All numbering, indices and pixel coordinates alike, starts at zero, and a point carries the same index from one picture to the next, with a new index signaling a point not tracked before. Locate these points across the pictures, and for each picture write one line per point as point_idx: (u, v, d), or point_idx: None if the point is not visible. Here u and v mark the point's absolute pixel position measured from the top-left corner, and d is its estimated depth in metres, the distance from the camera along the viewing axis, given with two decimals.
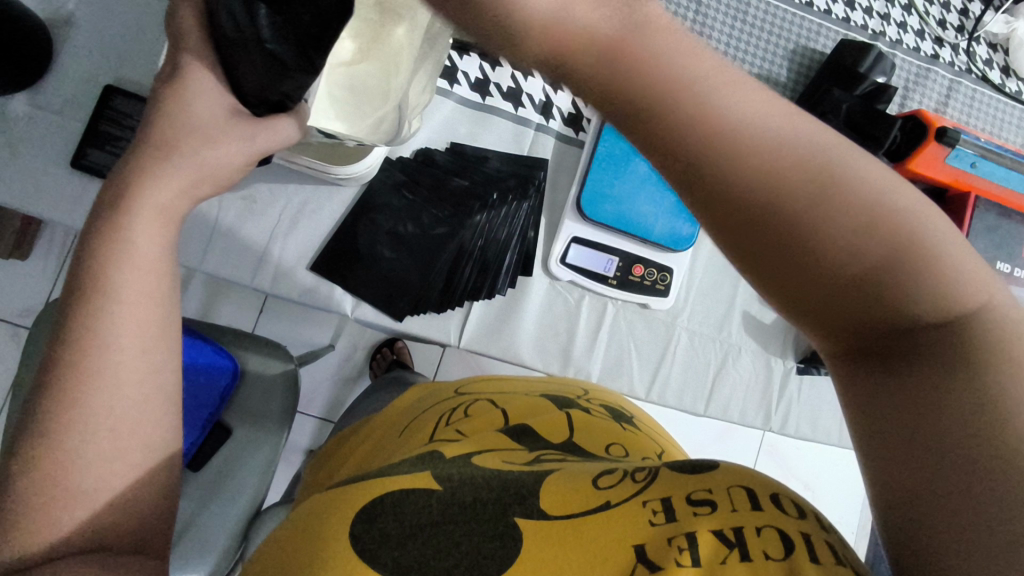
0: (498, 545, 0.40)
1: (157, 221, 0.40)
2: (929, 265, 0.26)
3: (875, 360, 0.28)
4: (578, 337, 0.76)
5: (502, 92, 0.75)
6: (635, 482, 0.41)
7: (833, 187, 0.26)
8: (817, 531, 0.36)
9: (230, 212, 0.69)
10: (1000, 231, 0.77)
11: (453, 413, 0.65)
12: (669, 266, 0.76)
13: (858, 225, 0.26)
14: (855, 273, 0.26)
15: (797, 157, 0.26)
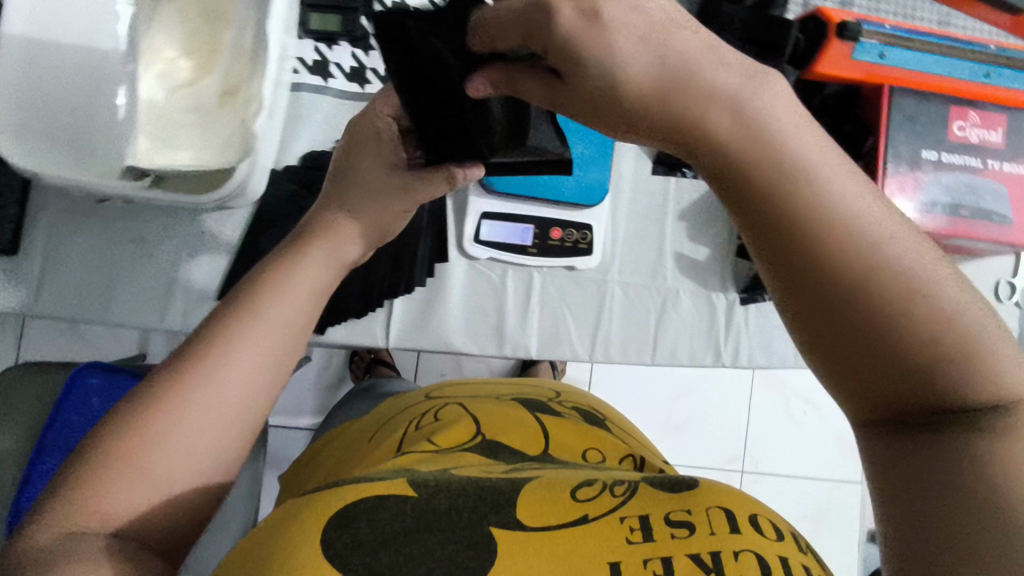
0: (474, 554, 0.38)
1: (298, 294, 0.44)
2: (977, 370, 0.29)
3: (905, 448, 0.29)
4: (509, 313, 0.74)
5: (380, 76, 0.72)
6: (614, 497, 0.43)
7: (905, 297, 0.28)
8: (788, 554, 0.40)
9: (124, 257, 0.67)
10: (921, 118, 0.72)
11: (422, 420, 0.67)
12: (587, 223, 0.74)
13: (925, 334, 0.28)
14: (913, 371, 0.28)
15: (883, 260, 0.28)
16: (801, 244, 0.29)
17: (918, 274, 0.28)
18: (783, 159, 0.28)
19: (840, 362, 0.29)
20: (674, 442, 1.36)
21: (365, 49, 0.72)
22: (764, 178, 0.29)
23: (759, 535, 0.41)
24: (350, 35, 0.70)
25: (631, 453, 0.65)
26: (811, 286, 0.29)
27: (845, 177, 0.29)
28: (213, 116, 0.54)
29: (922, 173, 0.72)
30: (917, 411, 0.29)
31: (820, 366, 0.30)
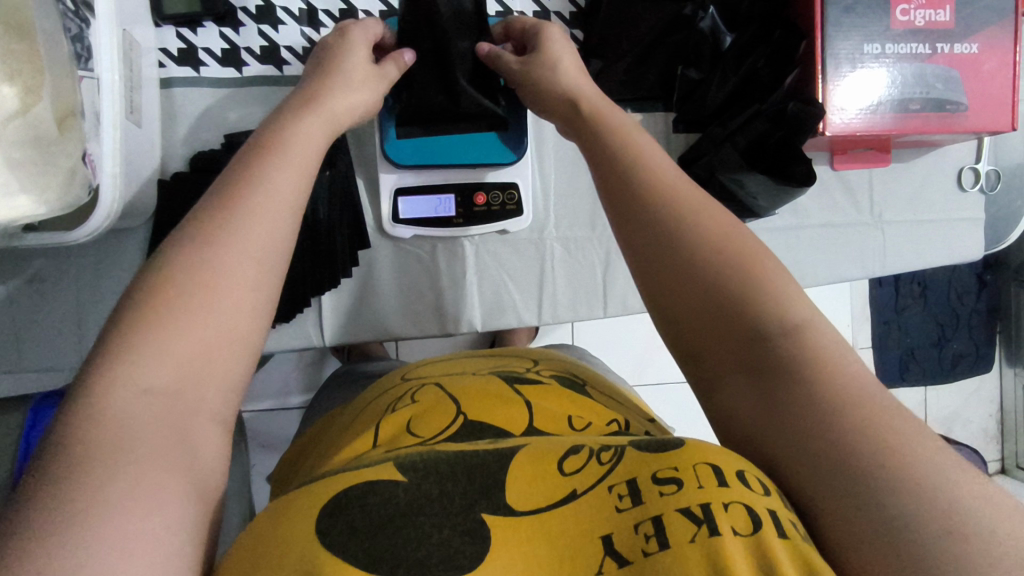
0: (467, 541, 0.33)
1: (263, 231, 0.36)
2: (768, 292, 0.36)
3: (733, 368, 0.36)
4: (445, 287, 0.71)
5: (257, 56, 0.65)
6: (602, 464, 0.36)
7: (697, 239, 0.39)
8: (785, 509, 0.32)
9: (24, 303, 0.63)
10: (860, 8, 0.65)
11: (401, 399, 0.59)
12: (512, 180, 0.69)
13: (721, 265, 0.38)
14: (717, 295, 0.37)
15: (681, 213, 0.40)
16: (633, 197, 0.42)
17: (708, 226, 0.39)
18: (623, 152, 0.44)
19: (671, 301, 0.39)
20: (664, 359, 1.35)
21: (233, 27, 0.64)
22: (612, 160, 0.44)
23: (746, 485, 0.33)
24: (214, 14, 0.62)
25: (620, 419, 0.56)
26: (641, 233, 0.41)
27: (670, 171, 0.43)
28: (56, 146, 0.46)
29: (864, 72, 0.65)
30: (735, 339, 0.36)
31: (659, 311, 0.39)
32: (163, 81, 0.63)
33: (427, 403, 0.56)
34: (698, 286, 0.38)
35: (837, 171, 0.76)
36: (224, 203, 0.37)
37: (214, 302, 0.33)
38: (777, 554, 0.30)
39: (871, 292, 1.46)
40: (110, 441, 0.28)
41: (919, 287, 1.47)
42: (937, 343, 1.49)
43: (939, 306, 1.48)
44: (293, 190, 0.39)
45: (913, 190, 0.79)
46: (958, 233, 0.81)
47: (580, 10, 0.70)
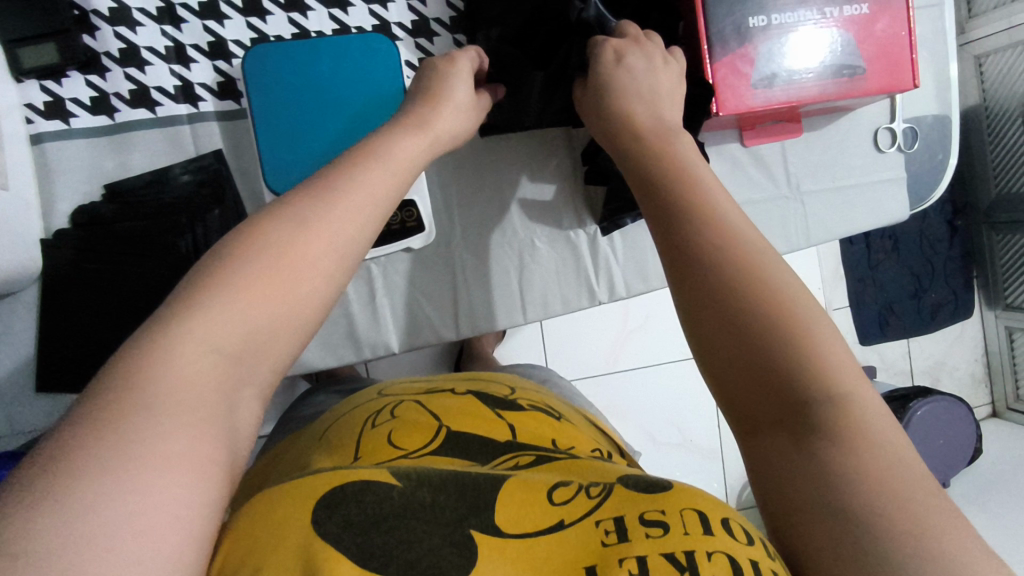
0: (454, 552, 0.32)
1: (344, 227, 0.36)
2: (816, 352, 0.35)
3: (770, 423, 0.35)
4: (357, 313, 0.67)
5: (127, 100, 0.61)
6: (591, 498, 0.37)
7: (747, 286, 0.37)
8: (769, 560, 0.33)
9: None
10: None
11: (379, 412, 0.57)
12: (410, 198, 0.63)
13: (769, 316, 0.36)
14: (763, 343, 0.36)
15: (737, 253, 0.39)
16: (681, 223, 0.41)
17: (761, 275, 0.38)
18: (677, 177, 0.43)
19: (713, 339, 0.37)
20: (635, 346, 1.32)
21: (99, 73, 0.61)
22: (664, 182, 0.43)
23: (731, 535, 0.34)
24: (75, 62, 0.59)
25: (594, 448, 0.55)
26: (687, 264, 0.39)
27: (726, 204, 0.42)
28: None
29: (752, 47, 0.62)
30: (777, 395, 0.35)
31: (697, 346, 0.38)
32: (32, 137, 0.59)
33: (410, 417, 0.55)
34: (741, 331, 0.36)
35: (748, 147, 0.73)
36: (310, 202, 0.36)
37: (286, 274, 0.33)
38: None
39: (842, 251, 1.43)
40: (150, 400, 0.27)
41: (890, 242, 1.45)
42: (915, 295, 1.46)
43: (913, 258, 1.46)
44: (369, 201, 0.38)
45: (829, 156, 0.77)
46: (884, 192, 0.79)
47: (459, 12, 0.66)
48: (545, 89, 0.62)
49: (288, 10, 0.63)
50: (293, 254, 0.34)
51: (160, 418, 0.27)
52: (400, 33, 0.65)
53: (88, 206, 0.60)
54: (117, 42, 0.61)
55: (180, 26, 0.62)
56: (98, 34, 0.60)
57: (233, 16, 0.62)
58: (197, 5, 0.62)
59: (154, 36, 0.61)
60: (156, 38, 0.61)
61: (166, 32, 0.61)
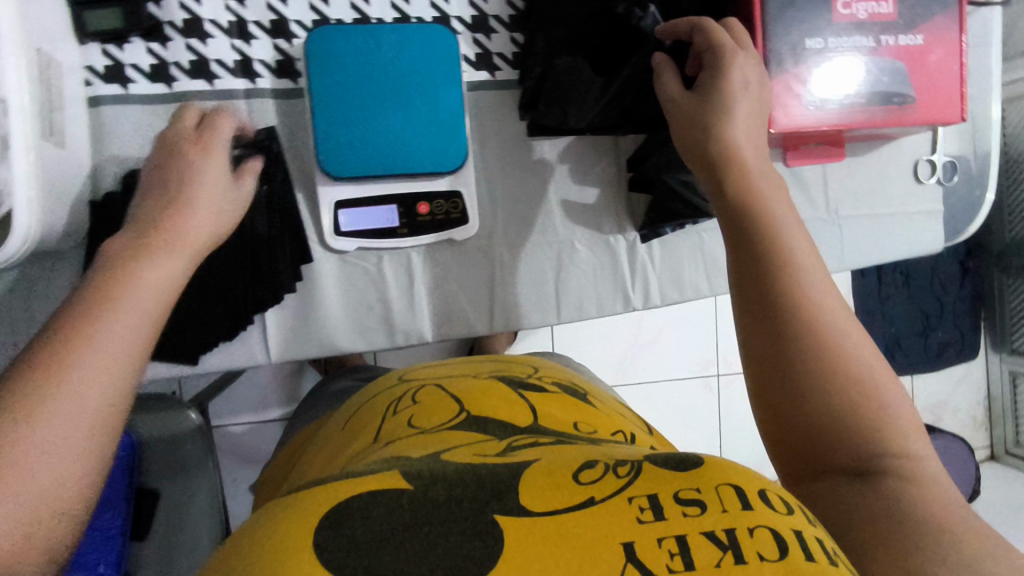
0: (477, 545, 0.31)
1: (143, 294, 0.41)
2: (877, 407, 0.39)
3: (819, 459, 0.39)
4: (393, 299, 0.69)
5: (187, 70, 0.63)
6: (619, 476, 0.35)
7: (824, 336, 0.40)
8: (813, 528, 0.34)
9: None
10: (798, 4, 0.64)
11: (399, 401, 0.58)
12: (455, 189, 0.68)
13: (821, 373, 0.39)
14: (797, 399, 0.40)
15: (822, 306, 0.42)
16: (785, 259, 0.43)
17: (834, 330, 0.41)
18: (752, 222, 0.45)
19: (767, 381, 0.41)
20: (638, 359, 1.33)
21: (161, 41, 0.63)
22: (746, 231, 0.45)
23: (770, 507, 0.34)
24: (137, 30, 0.60)
25: (625, 429, 0.55)
26: (768, 306, 0.42)
27: (804, 253, 0.44)
28: None
29: (805, 67, 0.65)
30: (835, 436, 0.38)
31: (756, 379, 0.42)
32: (91, 100, 0.62)
33: (428, 407, 0.56)
34: (797, 379, 0.40)
35: (790, 167, 0.75)
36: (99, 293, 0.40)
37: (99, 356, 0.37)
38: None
39: (853, 284, 1.44)
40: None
41: (901, 277, 1.45)
42: (922, 333, 1.47)
43: (923, 296, 1.47)
44: (160, 291, 0.42)
45: (870, 184, 0.78)
46: (917, 223, 0.80)
47: (519, 12, 0.68)
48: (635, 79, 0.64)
49: None
50: (111, 331, 0.38)
51: (14, 492, 0.32)
52: (458, 27, 0.67)
53: (133, 171, 0.62)
54: (181, 13, 0.62)
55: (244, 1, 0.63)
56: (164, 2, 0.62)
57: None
58: None
59: (216, 10, 0.63)
60: (219, 13, 0.63)
61: (229, 7, 0.63)
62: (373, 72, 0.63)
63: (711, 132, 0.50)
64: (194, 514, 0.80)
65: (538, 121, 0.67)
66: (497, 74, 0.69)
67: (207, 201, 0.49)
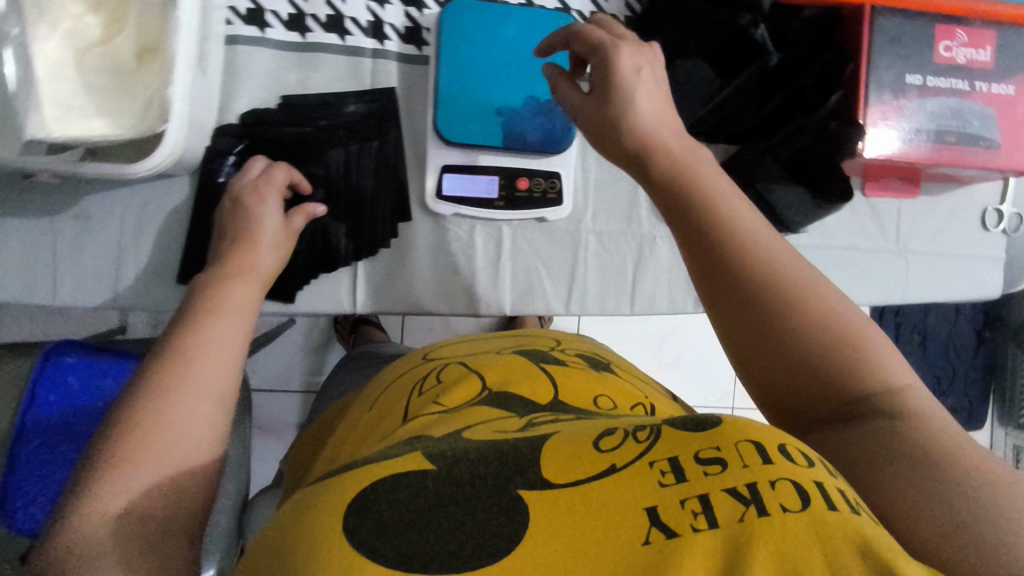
0: (506, 521, 0.33)
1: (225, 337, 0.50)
2: (849, 344, 0.41)
3: (819, 405, 0.41)
4: (481, 268, 0.72)
5: (322, 24, 0.67)
6: (640, 442, 0.36)
7: (777, 291, 0.42)
8: (832, 480, 0.33)
9: (68, 238, 0.64)
10: (904, 40, 0.67)
11: (427, 381, 0.59)
12: (555, 170, 0.71)
13: (789, 324, 0.42)
14: (776, 349, 0.42)
15: (765, 262, 0.43)
16: (725, 222, 0.45)
17: (782, 283, 0.43)
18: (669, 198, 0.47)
19: (744, 344, 0.43)
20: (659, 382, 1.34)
21: None
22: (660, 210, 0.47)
23: (792, 461, 0.33)
24: None
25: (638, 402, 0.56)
26: (720, 274, 0.44)
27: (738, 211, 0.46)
28: (133, 77, 0.50)
29: (906, 100, 0.68)
30: (824, 384, 0.41)
31: (733, 348, 0.44)
32: (228, 38, 0.65)
33: (455, 382, 0.56)
34: (769, 335, 0.42)
35: (867, 197, 0.79)
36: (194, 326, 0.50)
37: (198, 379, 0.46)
38: (832, 529, 0.30)
39: None
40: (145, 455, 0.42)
41: (918, 336, 1.48)
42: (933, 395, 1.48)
43: (937, 359, 1.49)
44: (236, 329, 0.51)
45: (938, 223, 0.82)
46: (979, 269, 0.83)
47: (636, 14, 0.71)
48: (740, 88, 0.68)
49: None
50: (200, 372, 0.47)
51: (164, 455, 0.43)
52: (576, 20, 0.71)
53: (257, 111, 0.65)
54: None
55: None
56: None
57: None
58: None
59: None
60: None
61: None
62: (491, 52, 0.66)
63: (619, 126, 0.48)
64: (237, 457, 0.81)
65: None
66: None
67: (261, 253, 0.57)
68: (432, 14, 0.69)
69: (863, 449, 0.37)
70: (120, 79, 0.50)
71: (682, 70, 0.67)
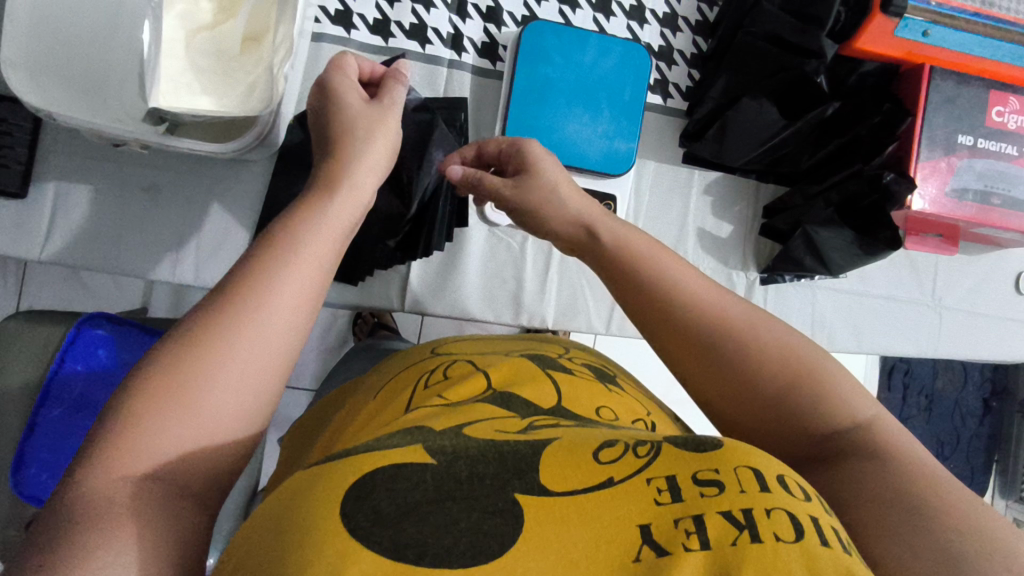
0: (499, 522, 0.31)
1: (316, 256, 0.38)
2: (816, 383, 0.41)
3: (795, 446, 0.41)
4: (528, 280, 0.74)
5: (405, 30, 0.70)
6: (639, 457, 0.34)
7: (732, 341, 0.42)
8: (826, 517, 0.31)
9: (137, 209, 0.66)
10: (960, 101, 0.69)
11: (432, 374, 0.52)
12: (611, 193, 0.73)
13: (749, 370, 0.41)
14: (745, 392, 0.42)
15: (713, 315, 0.43)
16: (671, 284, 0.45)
17: (741, 327, 0.43)
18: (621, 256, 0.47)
19: (716, 389, 0.43)
20: None
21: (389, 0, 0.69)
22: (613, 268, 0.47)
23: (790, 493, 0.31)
24: None
25: (648, 416, 0.49)
26: (674, 330, 0.44)
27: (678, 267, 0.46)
28: (235, 64, 0.56)
29: (956, 159, 0.70)
30: (793, 424, 0.40)
31: (707, 395, 0.44)
32: (315, 34, 0.68)
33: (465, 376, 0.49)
34: (738, 379, 0.42)
35: (907, 249, 0.79)
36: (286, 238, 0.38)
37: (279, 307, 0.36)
38: (825, 565, 0.28)
39: (881, 397, 1.45)
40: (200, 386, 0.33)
41: (926, 399, 1.47)
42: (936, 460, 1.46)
43: (942, 424, 1.48)
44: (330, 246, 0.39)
45: (973, 282, 0.83)
46: (1008, 331, 0.85)
47: (700, 52, 0.77)
48: (798, 132, 0.71)
49: (561, 2, 0.73)
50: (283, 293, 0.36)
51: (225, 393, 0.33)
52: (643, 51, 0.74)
53: None
54: None
55: None
56: None
57: None
58: None
59: None
60: None
61: None
62: (568, 76, 0.69)
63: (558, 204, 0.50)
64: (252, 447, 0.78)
65: (695, 152, 0.75)
66: (669, 99, 0.77)
67: (364, 170, 0.43)
68: (508, 32, 0.72)
69: (846, 484, 0.36)
70: (225, 64, 0.55)
71: (748, 110, 0.70)
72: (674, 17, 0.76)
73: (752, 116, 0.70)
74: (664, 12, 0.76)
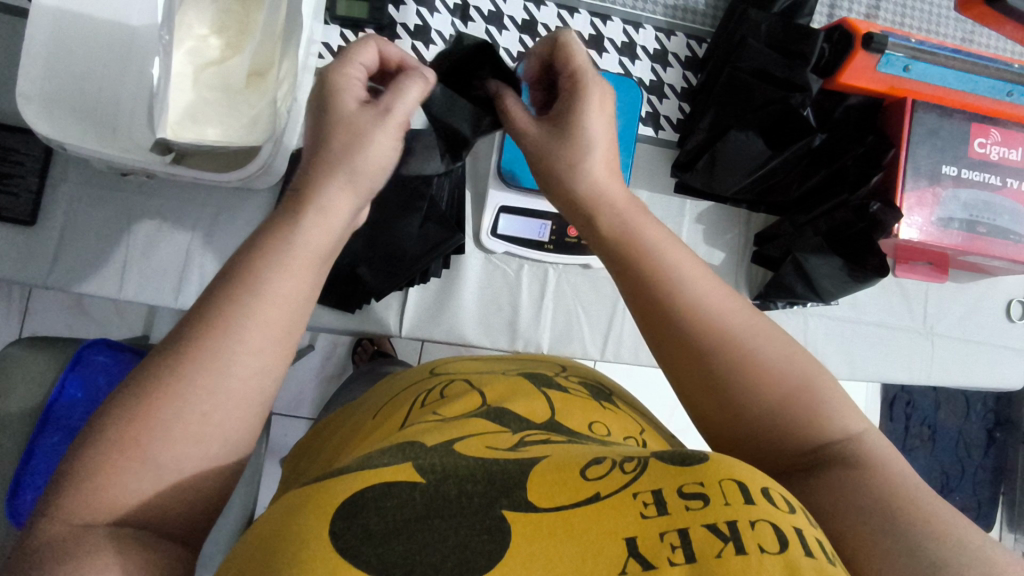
0: (488, 539, 0.31)
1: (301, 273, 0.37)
2: (755, 364, 0.41)
3: (736, 429, 0.42)
4: (523, 306, 0.75)
5: None
6: (625, 473, 0.34)
7: (686, 318, 0.42)
8: (811, 531, 0.32)
9: (140, 237, 0.68)
10: (942, 133, 0.71)
11: (428, 394, 0.52)
12: None
13: (702, 346, 0.42)
14: (696, 368, 0.42)
15: (668, 294, 0.43)
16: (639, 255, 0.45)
17: (695, 305, 0.43)
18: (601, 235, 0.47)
19: (675, 364, 0.44)
20: None
21: (390, 37, 0.72)
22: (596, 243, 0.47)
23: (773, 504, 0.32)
24: (376, 23, 0.70)
25: (640, 434, 0.49)
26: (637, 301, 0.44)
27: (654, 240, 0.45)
28: (240, 95, 0.58)
29: (940, 189, 0.72)
30: (738, 407, 0.41)
31: (668, 370, 0.44)
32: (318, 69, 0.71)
33: (459, 395, 0.50)
34: (691, 355, 0.42)
35: (897, 277, 0.81)
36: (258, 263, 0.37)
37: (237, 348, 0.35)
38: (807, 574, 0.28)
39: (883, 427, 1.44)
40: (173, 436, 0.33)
41: (929, 430, 1.46)
42: (941, 491, 1.44)
43: (946, 455, 1.47)
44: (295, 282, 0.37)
45: (965, 309, 0.84)
46: (1001, 358, 0.85)
47: (690, 86, 0.79)
48: (788, 158, 0.73)
49: None
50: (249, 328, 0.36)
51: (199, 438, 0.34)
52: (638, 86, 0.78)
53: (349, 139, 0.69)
54: (415, 18, 0.73)
55: (467, 23, 0.74)
56: (403, 7, 0.72)
57: (510, 30, 0.75)
58: (486, 11, 0.74)
59: (444, 23, 0.73)
60: (446, 26, 0.73)
61: (455, 23, 0.74)
62: None
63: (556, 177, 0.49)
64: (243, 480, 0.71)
65: (686, 181, 0.78)
66: (661, 131, 0.79)
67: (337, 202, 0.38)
68: None
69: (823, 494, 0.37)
70: (229, 95, 0.58)
71: (735, 142, 0.71)
72: (665, 53, 0.79)
73: (739, 148, 0.72)
74: (655, 48, 0.78)
